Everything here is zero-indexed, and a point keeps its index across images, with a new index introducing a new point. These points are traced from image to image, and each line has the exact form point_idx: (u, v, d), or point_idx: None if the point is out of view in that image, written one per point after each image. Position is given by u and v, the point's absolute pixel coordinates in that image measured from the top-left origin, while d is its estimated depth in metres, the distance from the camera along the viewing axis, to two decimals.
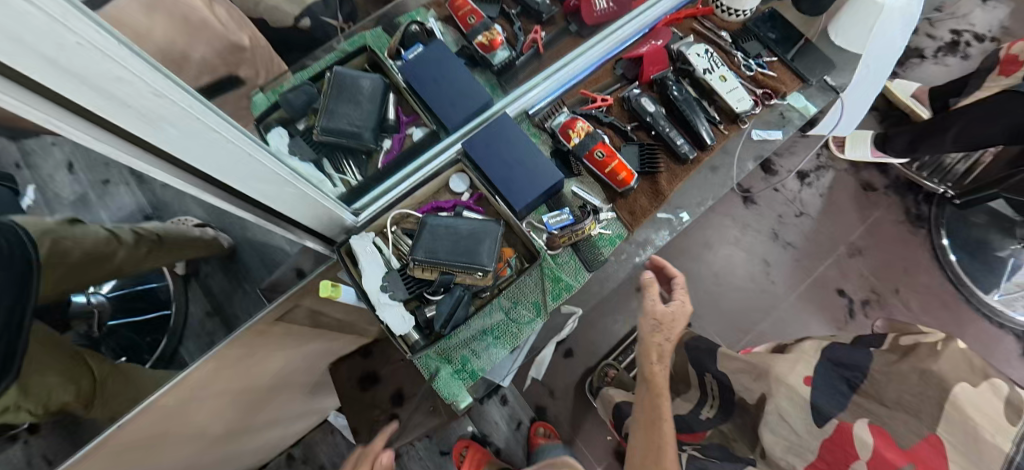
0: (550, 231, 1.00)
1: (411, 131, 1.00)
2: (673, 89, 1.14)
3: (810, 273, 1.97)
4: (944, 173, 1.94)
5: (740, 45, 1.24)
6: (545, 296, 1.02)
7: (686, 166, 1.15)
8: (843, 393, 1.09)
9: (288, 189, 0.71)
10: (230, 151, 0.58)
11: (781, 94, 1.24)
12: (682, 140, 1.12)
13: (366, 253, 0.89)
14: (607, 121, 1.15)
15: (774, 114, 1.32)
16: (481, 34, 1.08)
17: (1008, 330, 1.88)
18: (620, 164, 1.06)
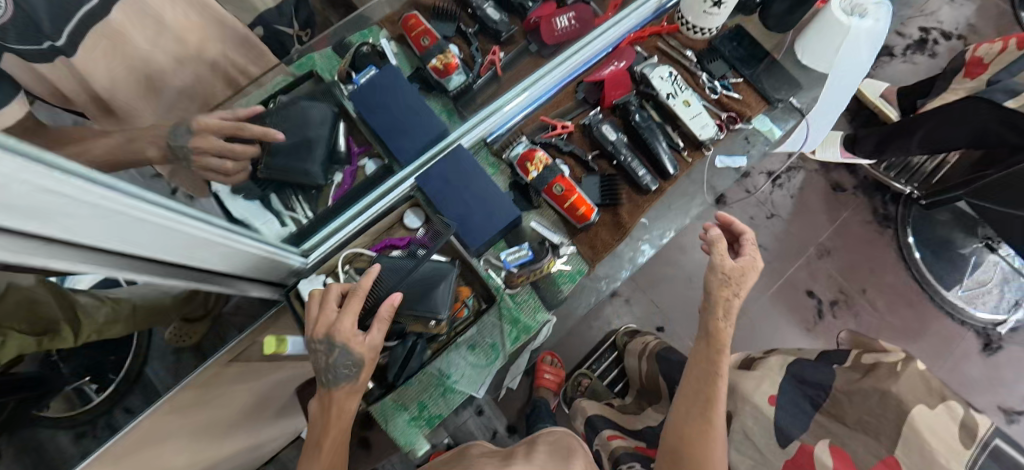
0: (508, 268, 0.99)
1: (364, 163, 0.96)
2: (636, 115, 1.10)
3: (781, 275, 1.99)
4: (912, 173, 1.93)
5: (705, 65, 1.20)
6: (505, 338, 0.98)
7: (648, 196, 1.12)
8: (806, 412, 1.10)
9: (220, 249, 0.67)
10: (144, 228, 0.54)
11: (746, 117, 1.20)
12: (644, 170, 1.09)
13: (315, 302, 0.85)
14: (567, 150, 1.11)
15: (739, 139, 1.27)
16: (436, 57, 1.03)
17: (969, 327, 1.92)
18: (579, 199, 1.01)
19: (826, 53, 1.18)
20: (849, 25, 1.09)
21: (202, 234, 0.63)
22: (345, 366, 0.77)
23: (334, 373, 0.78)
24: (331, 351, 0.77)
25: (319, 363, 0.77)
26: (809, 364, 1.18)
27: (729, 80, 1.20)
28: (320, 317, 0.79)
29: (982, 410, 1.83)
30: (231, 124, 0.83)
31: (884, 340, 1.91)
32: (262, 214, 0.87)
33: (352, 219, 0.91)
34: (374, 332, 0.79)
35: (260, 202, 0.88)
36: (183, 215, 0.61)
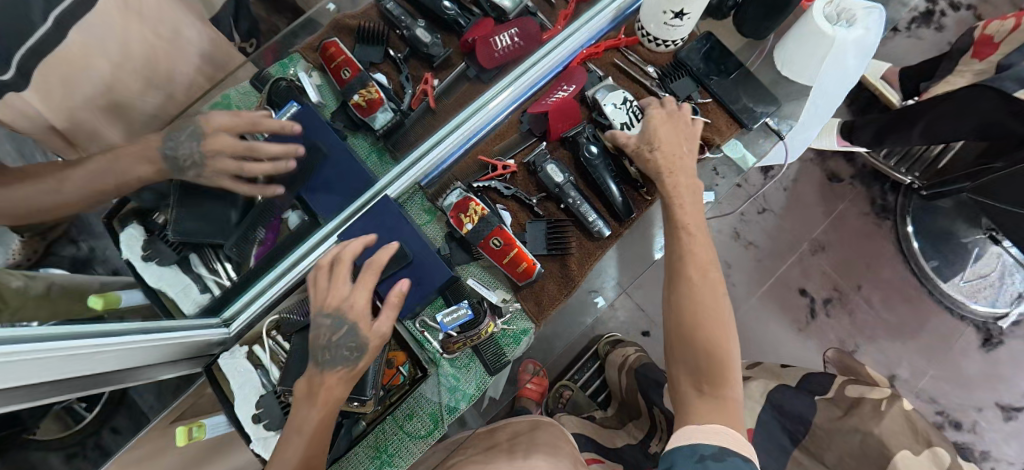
0: (445, 331, 0.85)
1: (286, 215, 0.86)
2: (587, 149, 0.92)
3: (772, 273, 1.89)
4: (913, 161, 1.79)
5: (668, 85, 1.00)
6: (443, 407, 0.89)
7: (600, 241, 0.95)
8: (784, 448, 1.05)
9: (105, 356, 0.62)
10: (12, 371, 0.49)
11: (715, 145, 1.01)
12: (597, 215, 0.91)
13: (238, 376, 0.80)
14: (508, 194, 0.93)
15: (706, 170, 1.06)
16: (357, 92, 0.89)
17: (969, 321, 1.82)
18: (520, 254, 0.86)
19: (806, 66, 0.98)
20: (834, 37, 0.88)
21: (82, 349, 0.58)
22: (342, 346, 0.72)
23: (330, 357, 0.72)
24: (331, 329, 0.72)
25: (318, 341, 0.72)
26: (790, 391, 1.12)
27: (694, 101, 1.00)
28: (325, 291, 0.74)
29: (979, 408, 1.77)
30: (246, 124, 0.79)
31: (878, 338, 1.83)
32: (179, 279, 0.84)
33: (274, 283, 0.82)
34: (381, 318, 0.75)
35: (178, 265, 0.85)
36: (57, 336, 0.56)
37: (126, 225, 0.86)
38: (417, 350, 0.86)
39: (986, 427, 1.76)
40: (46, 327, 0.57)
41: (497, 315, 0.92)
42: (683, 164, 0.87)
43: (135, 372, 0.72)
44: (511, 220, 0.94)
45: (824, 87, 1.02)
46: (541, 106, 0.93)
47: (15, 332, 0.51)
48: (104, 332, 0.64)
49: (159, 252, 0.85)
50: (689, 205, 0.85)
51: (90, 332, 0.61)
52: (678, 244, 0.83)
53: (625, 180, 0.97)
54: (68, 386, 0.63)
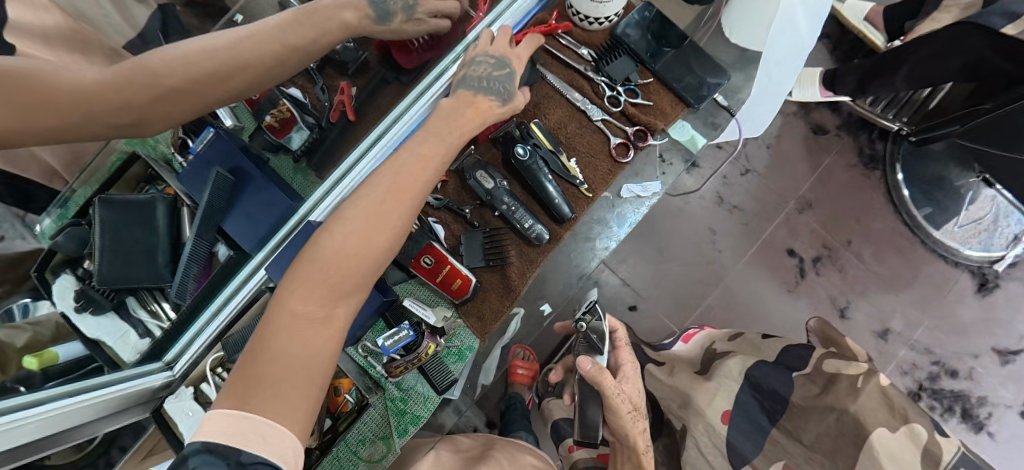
0: (388, 356, 0.82)
1: (216, 248, 0.83)
2: (518, 147, 0.91)
3: (758, 236, 1.80)
4: (902, 105, 1.69)
5: (603, 68, 0.97)
6: (392, 431, 0.88)
7: (542, 247, 0.95)
8: (762, 427, 1.02)
9: (32, 427, 0.59)
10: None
11: (659, 131, 0.98)
12: (533, 220, 0.91)
13: (187, 418, 0.77)
14: (439, 205, 0.94)
15: (652, 156, 1.05)
16: (269, 112, 0.85)
17: (963, 268, 1.77)
18: (453, 271, 0.87)
19: (753, 32, 0.96)
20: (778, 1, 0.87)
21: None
22: (502, 83, 0.82)
23: (487, 87, 0.81)
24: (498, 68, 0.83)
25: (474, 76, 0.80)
26: (767, 367, 1.10)
27: (635, 82, 0.98)
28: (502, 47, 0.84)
29: (975, 355, 1.74)
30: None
31: (871, 292, 1.77)
32: (116, 326, 0.83)
33: (210, 321, 0.79)
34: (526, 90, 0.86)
35: (115, 312, 0.84)
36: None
37: (58, 275, 0.85)
38: (360, 376, 0.85)
39: (983, 373, 1.73)
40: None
41: (441, 335, 0.90)
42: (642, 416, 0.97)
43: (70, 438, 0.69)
44: (444, 233, 0.94)
45: (776, 57, 0.98)
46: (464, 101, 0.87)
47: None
48: (19, 405, 0.60)
49: (93, 301, 0.82)
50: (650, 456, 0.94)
51: (4, 408, 0.57)
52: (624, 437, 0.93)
53: (563, 177, 0.96)
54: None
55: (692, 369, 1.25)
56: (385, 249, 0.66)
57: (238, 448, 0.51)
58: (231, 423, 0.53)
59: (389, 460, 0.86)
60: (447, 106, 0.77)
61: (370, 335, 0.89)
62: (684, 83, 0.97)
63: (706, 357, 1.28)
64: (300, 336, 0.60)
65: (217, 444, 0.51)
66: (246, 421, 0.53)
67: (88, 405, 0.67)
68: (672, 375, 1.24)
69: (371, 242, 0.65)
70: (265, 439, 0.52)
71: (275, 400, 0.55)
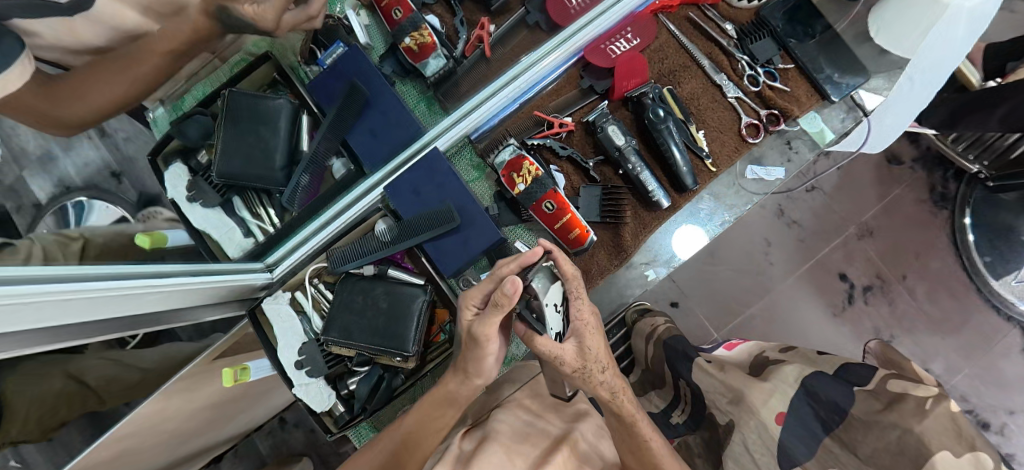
0: None
1: (330, 163, 0.83)
2: (651, 109, 0.89)
3: (812, 255, 1.78)
4: (984, 148, 1.59)
5: (748, 46, 0.99)
6: None
7: (658, 213, 0.93)
8: (815, 434, 1.03)
9: (150, 297, 0.62)
10: (51, 308, 0.49)
11: (792, 117, 0.99)
12: (656, 183, 0.88)
13: (281, 319, 0.80)
14: (564, 155, 0.91)
15: (780, 142, 1.04)
16: (409, 35, 0.79)
17: (1015, 322, 1.73)
18: (573, 219, 0.82)
19: (904, 38, 0.91)
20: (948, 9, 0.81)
21: (125, 291, 0.57)
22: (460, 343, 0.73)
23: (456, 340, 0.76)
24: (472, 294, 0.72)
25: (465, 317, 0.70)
26: (825, 377, 1.09)
27: (776, 65, 0.99)
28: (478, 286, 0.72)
29: (1010, 411, 1.72)
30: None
31: (917, 331, 1.75)
32: (222, 222, 0.84)
33: (318, 231, 0.79)
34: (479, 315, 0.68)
35: (222, 208, 0.85)
36: (101, 277, 0.55)
37: (172, 162, 0.86)
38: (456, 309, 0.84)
39: (1015, 430, 1.71)
40: (93, 266, 0.56)
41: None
42: (599, 370, 0.74)
43: (183, 314, 0.72)
44: (565, 183, 0.91)
45: (922, 68, 0.97)
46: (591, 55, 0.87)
47: (59, 270, 0.51)
48: (146, 272, 0.62)
49: (202, 194, 0.84)
50: (626, 399, 0.81)
51: (133, 273, 0.60)
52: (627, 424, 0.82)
53: (689, 147, 0.96)
54: (114, 325, 0.63)
55: (743, 370, 1.25)
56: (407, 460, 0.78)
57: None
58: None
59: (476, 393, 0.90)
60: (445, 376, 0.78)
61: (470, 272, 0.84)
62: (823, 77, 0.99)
63: (756, 362, 1.28)
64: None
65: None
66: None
67: (204, 288, 0.70)
68: (723, 371, 1.24)
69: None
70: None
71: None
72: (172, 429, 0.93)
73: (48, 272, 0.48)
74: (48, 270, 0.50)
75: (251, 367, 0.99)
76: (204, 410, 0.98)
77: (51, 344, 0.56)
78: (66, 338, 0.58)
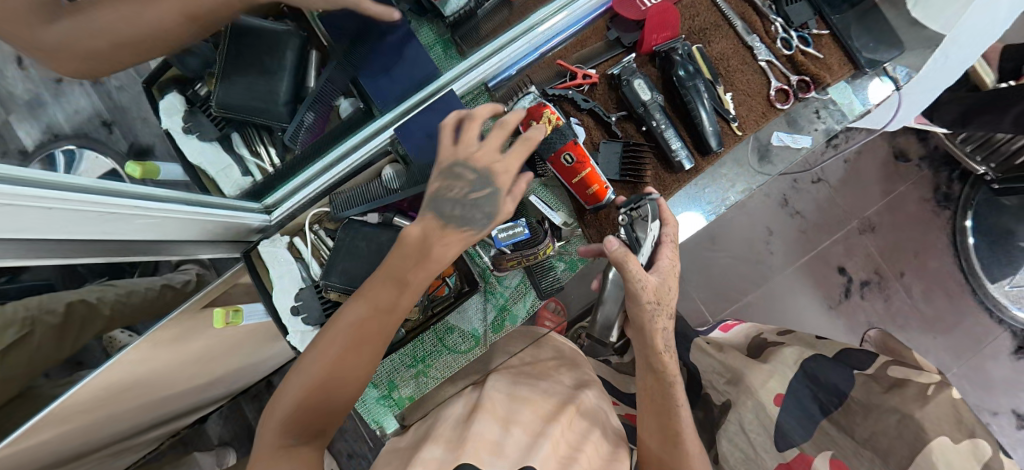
0: (499, 249, 0.76)
1: (337, 102, 0.79)
2: (679, 66, 0.86)
3: (813, 247, 1.78)
4: (991, 150, 1.60)
5: (782, 8, 0.97)
6: (486, 327, 0.87)
7: (679, 175, 0.90)
8: (812, 416, 1.03)
9: (142, 220, 0.59)
10: (28, 214, 0.47)
11: (823, 86, 0.97)
12: (681, 144, 0.86)
13: (279, 265, 0.77)
14: (585, 108, 0.87)
15: (808, 108, 1.01)
16: None
17: (1006, 326, 1.74)
18: (592, 175, 0.80)
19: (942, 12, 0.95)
20: None
21: (113, 209, 0.55)
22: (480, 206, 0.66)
23: (472, 215, 0.66)
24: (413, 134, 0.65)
25: (458, 196, 0.66)
26: (827, 359, 1.08)
27: (810, 30, 0.97)
28: (450, 149, 0.68)
29: (994, 412, 1.73)
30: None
31: (910, 328, 1.75)
32: (218, 158, 0.81)
33: (322, 173, 0.76)
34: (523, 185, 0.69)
35: (219, 143, 0.82)
36: (88, 191, 0.53)
37: (167, 93, 0.82)
38: (469, 263, 0.83)
39: (998, 431, 1.71)
40: (84, 180, 0.54)
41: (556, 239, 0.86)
42: (666, 313, 0.80)
43: (175, 246, 0.70)
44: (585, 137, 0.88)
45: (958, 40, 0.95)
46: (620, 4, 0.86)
47: (43, 177, 0.49)
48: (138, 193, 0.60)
49: (200, 126, 0.81)
50: (672, 360, 0.81)
51: (125, 192, 0.58)
52: (663, 387, 0.80)
53: (717, 111, 0.93)
54: (102, 247, 0.61)
55: (741, 351, 1.24)
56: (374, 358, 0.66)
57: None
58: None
59: (477, 353, 0.87)
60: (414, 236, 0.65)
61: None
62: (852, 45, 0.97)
63: (754, 345, 1.26)
64: (293, 458, 0.60)
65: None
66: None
67: (202, 221, 0.68)
68: (722, 351, 1.23)
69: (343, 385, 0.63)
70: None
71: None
72: (165, 377, 0.91)
73: (27, 177, 0.46)
74: (34, 175, 0.48)
75: (243, 310, 0.96)
76: (192, 364, 0.95)
77: (36, 257, 0.55)
78: (54, 253, 0.56)
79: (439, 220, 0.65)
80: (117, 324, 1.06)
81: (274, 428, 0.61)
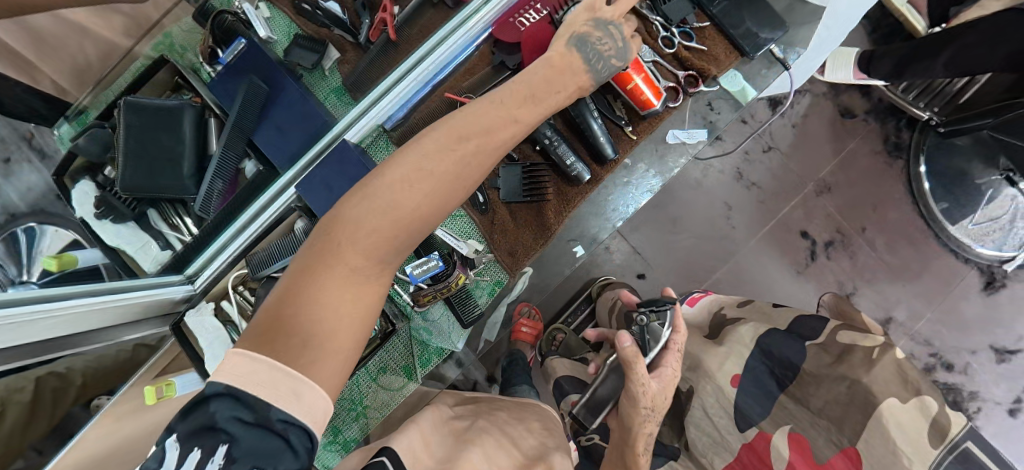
0: (416, 284, 0.87)
1: (241, 165, 0.83)
2: None
3: (773, 215, 1.79)
4: (935, 94, 1.62)
5: (659, 8, 1.00)
6: (415, 361, 0.96)
7: (579, 187, 0.99)
8: (770, 393, 1.04)
9: (49, 320, 0.61)
10: None
11: (711, 77, 1.01)
12: (575, 158, 0.94)
13: (208, 333, 0.77)
14: None
15: (701, 104, 1.06)
16: (314, 25, 0.89)
17: (972, 265, 1.75)
18: (646, 82, 0.93)
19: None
20: None
21: (14, 317, 0.56)
22: (605, 65, 0.77)
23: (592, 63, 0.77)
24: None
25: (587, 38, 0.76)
26: (781, 333, 1.09)
27: (690, 25, 1.01)
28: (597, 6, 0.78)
29: (973, 350, 1.74)
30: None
31: (879, 280, 1.77)
32: (137, 237, 0.84)
33: (234, 238, 0.78)
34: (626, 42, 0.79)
35: (136, 222, 0.84)
36: None
37: (79, 180, 0.85)
38: (388, 302, 0.91)
39: (978, 368, 1.74)
40: None
41: (470, 267, 0.96)
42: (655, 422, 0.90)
43: (95, 334, 0.71)
44: None
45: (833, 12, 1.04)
46: (500, 30, 0.83)
47: None
48: (40, 296, 0.61)
49: (112, 210, 0.82)
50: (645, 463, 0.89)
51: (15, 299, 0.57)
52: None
53: (608, 117, 0.99)
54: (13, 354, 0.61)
55: (701, 333, 1.25)
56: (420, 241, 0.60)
57: (270, 401, 0.46)
58: (273, 378, 0.47)
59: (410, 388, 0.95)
60: (559, 61, 0.74)
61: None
62: (735, 32, 0.99)
63: (715, 323, 1.27)
64: (340, 290, 0.56)
65: (241, 389, 0.46)
66: (278, 371, 0.47)
67: (105, 307, 0.68)
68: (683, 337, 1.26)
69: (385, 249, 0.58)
70: (300, 395, 0.48)
71: (325, 367, 0.52)
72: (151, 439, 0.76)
73: None
74: None
75: (176, 381, 0.80)
76: None
77: None
78: None
79: (582, 60, 0.76)
80: (97, 389, 0.80)
81: (349, 251, 0.57)
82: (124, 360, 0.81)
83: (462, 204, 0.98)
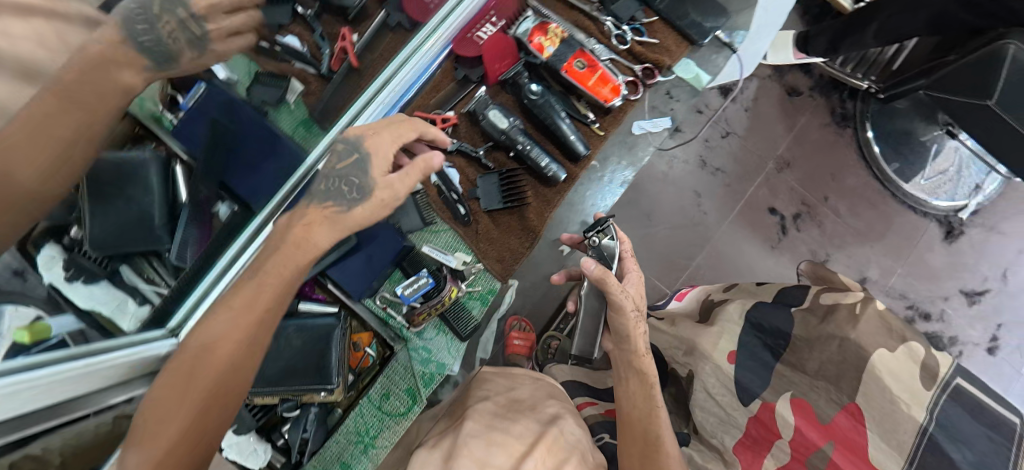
0: (409, 303, 0.99)
1: (216, 209, 0.94)
2: (529, 86, 1.01)
3: (741, 196, 1.86)
4: (870, 64, 1.72)
5: (609, 9, 1.08)
6: (417, 382, 1.06)
7: (557, 187, 1.07)
8: (767, 364, 1.07)
9: (36, 391, 0.59)
10: None
11: (665, 67, 1.10)
12: (548, 159, 1.02)
13: None
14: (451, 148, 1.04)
15: (661, 93, 1.15)
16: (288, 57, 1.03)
17: (931, 217, 1.85)
18: (603, 76, 1.03)
19: None
20: None
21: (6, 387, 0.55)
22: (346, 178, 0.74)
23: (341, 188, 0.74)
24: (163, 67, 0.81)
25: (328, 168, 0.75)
26: (768, 305, 1.12)
27: (640, 21, 1.09)
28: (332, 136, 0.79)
29: (945, 297, 1.83)
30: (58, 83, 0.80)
31: (848, 245, 1.85)
32: (111, 295, 0.86)
33: (216, 280, 0.84)
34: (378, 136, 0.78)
35: (108, 280, 0.88)
36: None
37: None
38: (381, 329, 1.02)
39: (953, 314, 1.82)
40: None
41: (461, 279, 1.05)
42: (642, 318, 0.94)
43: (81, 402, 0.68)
44: (461, 178, 1.06)
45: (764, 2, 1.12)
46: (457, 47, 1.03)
47: None
48: (27, 365, 0.60)
49: (84, 271, 0.87)
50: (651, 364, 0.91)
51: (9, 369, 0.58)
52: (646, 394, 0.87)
53: (575, 117, 1.07)
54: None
55: (692, 318, 1.28)
56: (241, 381, 0.67)
57: None
58: None
59: (415, 409, 1.04)
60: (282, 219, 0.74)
61: (387, 287, 1.04)
62: (688, 24, 1.08)
63: (704, 307, 1.30)
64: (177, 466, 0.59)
65: None
66: None
67: (97, 370, 0.69)
68: (674, 325, 1.27)
69: (218, 397, 0.64)
70: None
71: None
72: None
73: None
74: None
75: None
76: None
77: None
78: None
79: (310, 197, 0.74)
80: None
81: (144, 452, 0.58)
82: (106, 433, 0.72)
83: (445, 220, 1.05)
